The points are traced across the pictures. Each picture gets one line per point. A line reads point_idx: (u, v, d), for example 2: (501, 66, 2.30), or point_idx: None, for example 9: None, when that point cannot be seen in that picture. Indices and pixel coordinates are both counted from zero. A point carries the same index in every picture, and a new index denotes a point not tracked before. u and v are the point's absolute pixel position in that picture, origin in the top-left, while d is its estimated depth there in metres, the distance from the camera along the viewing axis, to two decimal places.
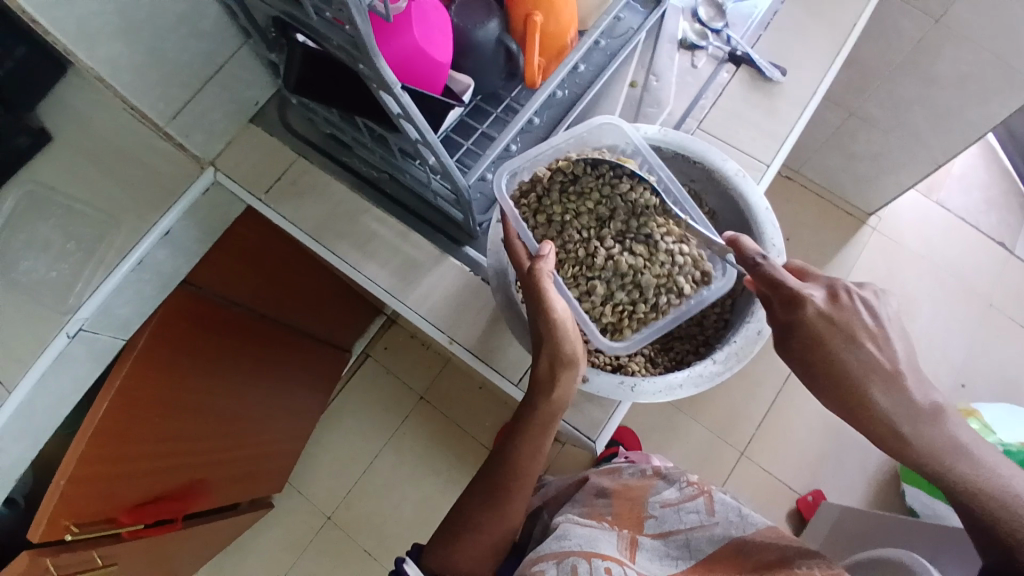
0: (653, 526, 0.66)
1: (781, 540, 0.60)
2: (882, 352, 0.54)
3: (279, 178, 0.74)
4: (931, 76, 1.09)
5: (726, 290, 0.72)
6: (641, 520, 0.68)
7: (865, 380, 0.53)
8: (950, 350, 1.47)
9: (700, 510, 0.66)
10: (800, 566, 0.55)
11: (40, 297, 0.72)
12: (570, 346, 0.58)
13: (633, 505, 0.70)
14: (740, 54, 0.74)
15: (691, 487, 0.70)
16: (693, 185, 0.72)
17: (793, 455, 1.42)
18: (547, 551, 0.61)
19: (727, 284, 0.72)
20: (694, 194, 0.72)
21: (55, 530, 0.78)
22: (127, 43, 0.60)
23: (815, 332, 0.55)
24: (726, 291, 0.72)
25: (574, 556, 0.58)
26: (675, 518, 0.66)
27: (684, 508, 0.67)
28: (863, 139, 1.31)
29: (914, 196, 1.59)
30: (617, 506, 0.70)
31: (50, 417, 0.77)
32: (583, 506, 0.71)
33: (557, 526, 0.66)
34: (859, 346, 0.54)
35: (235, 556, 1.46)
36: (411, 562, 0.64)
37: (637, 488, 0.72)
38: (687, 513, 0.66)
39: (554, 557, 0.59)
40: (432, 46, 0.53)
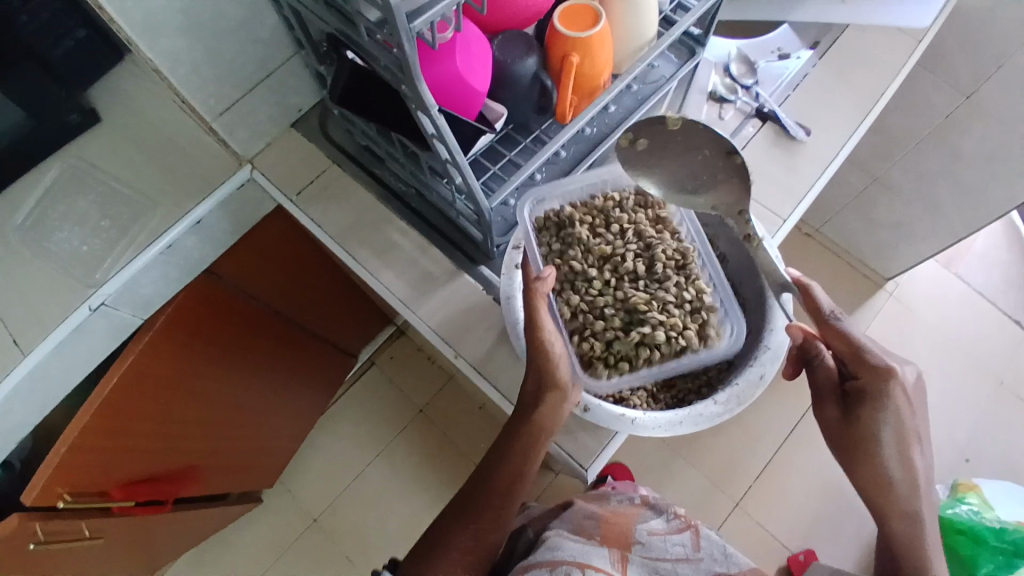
0: (640, 548, 0.67)
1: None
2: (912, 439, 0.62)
3: (311, 182, 0.77)
4: (957, 152, 1.11)
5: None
6: (630, 542, 0.67)
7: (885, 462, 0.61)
8: (956, 424, 1.45)
9: (684, 544, 0.68)
10: None
11: (72, 268, 0.75)
12: (557, 365, 0.62)
13: (622, 528, 0.70)
14: (767, 111, 0.77)
15: (676, 520, 0.72)
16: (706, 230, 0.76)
17: (788, 513, 1.41)
18: (540, 559, 0.62)
19: None
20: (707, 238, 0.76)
21: (49, 496, 0.80)
22: (188, 40, 0.63)
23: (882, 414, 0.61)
24: None
25: (568, 565, 0.60)
26: (661, 546, 0.68)
27: (669, 538, 0.69)
28: (885, 206, 1.32)
29: (933, 267, 1.59)
30: (605, 529, 0.69)
31: (62, 384, 0.80)
32: (572, 525, 0.70)
33: (546, 539, 0.67)
34: (898, 420, 0.61)
35: (217, 548, 1.46)
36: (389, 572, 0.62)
37: (625, 514, 0.73)
38: (673, 543, 0.68)
39: (547, 565, 0.60)
40: (471, 75, 0.56)
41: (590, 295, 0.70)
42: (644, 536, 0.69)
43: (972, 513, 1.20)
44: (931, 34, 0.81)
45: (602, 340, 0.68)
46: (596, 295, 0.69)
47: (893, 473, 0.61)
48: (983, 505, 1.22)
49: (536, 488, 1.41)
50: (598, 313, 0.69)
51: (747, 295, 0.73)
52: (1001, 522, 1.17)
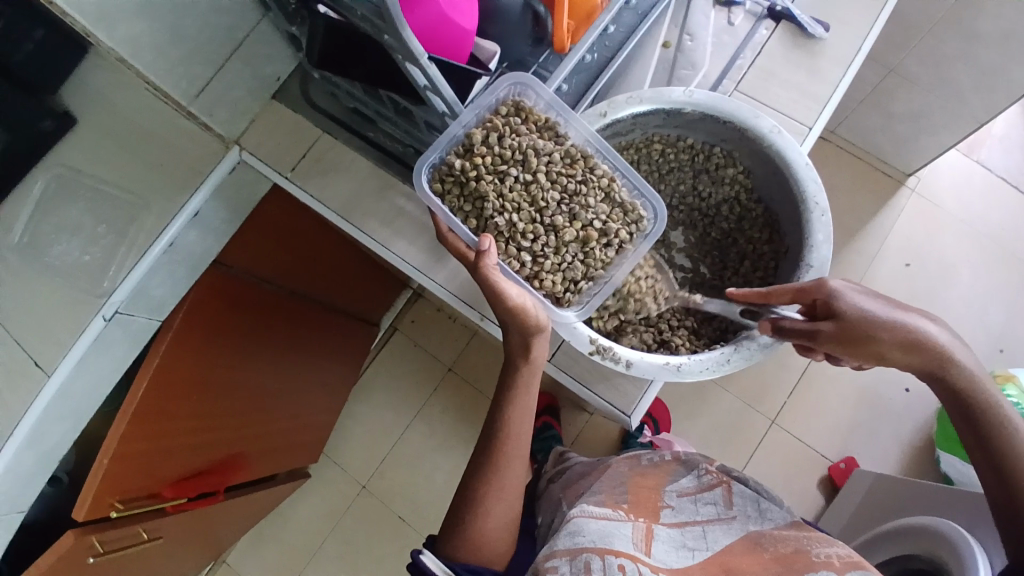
0: (669, 513, 0.66)
1: (798, 532, 0.62)
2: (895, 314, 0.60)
3: (304, 155, 0.73)
4: (975, 35, 1.03)
5: (769, 252, 0.73)
6: (658, 509, 0.66)
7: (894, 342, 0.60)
8: (988, 315, 1.42)
9: (716, 501, 0.67)
10: (817, 555, 0.58)
11: (76, 281, 0.73)
12: (537, 319, 0.58)
13: (650, 492, 0.68)
14: (780, 10, 0.70)
15: (706, 474, 0.69)
16: (724, 145, 0.70)
17: (825, 423, 1.40)
18: (561, 547, 0.61)
19: (771, 246, 0.73)
20: (727, 154, 0.71)
21: (101, 507, 0.81)
22: (144, 22, 0.58)
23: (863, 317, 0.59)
24: (769, 253, 0.73)
25: (588, 553, 0.59)
26: (691, 507, 0.66)
27: (699, 495, 0.67)
28: (905, 99, 1.24)
29: (955, 156, 1.51)
30: (634, 494, 0.68)
31: (92, 396, 0.79)
32: (599, 494, 0.68)
33: (569, 518, 0.65)
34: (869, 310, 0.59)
35: (274, 523, 1.50)
36: (429, 552, 0.63)
37: (654, 474, 0.71)
38: (703, 500, 0.67)
39: (568, 554, 0.60)
40: (457, 13, 0.51)
41: (526, 237, 0.61)
42: (672, 499, 0.67)
43: None
44: None
45: (556, 272, 0.62)
46: (536, 239, 0.61)
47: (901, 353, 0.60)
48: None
49: (572, 431, 1.41)
50: (541, 250, 0.62)
51: (781, 214, 0.70)
52: None
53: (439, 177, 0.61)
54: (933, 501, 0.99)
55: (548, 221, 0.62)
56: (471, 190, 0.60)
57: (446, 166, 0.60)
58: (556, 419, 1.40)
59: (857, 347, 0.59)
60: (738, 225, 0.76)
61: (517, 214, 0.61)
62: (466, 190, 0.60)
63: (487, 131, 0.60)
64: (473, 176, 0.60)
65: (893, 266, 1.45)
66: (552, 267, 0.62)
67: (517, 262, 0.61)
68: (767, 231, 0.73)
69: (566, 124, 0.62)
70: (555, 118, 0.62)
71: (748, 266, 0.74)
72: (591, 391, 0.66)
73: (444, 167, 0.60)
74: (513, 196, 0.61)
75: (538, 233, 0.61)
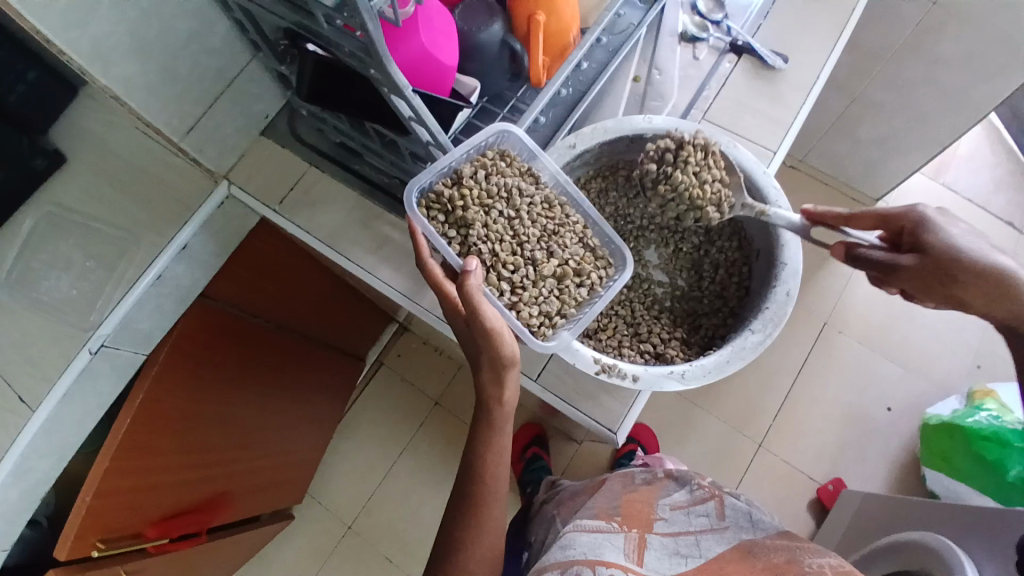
0: (663, 524, 0.67)
1: (790, 542, 0.62)
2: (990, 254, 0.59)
3: (292, 188, 0.75)
4: (936, 58, 1.09)
5: (740, 257, 0.75)
6: (651, 521, 0.68)
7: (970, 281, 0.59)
8: (963, 332, 1.47)
9: (709, 514, 0.67)
10: (810, 565, 0.58)
11: (64, 316, 0.74)
12: (512, 351, 0.57)
13: (643, 506, 0.70)
14: (742, 44, 0.75)
15: (700, 489, 0.71)
16: None
17: (813, 445, 1.41)
18: (552, 560, 0.62)
19: (739, 253, 0.75)
20: None
21: (84, 546, 0.79)
22: (141, 62, 0.60)
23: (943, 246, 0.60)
24: (740, 260, 0.75)
25: (579, 565, 0.59)
26: (685, 519, 0.68)
27: (693, 509, 0.69)
28: (870, 124, 1.31)
29: (921, 179, 1.58)
30: (626, 508, 0.70)
31: (76, 432, 0.78)
32: (592, 509, 0.70)
33: (565, 533, 0.67)
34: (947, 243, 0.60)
35: (258, 568, 1.46)
36: None
37: (650, 489, 0.73)
38: (696, 513, 0.68)
39: (559, 567, 0.60)
40: (440, 50, 0.54)
41: (507, 268, 0.63)
42: (666, 511, 0.69)
43: (993, 417, 1.20)
44: None
45: (534, 304, 0.63)
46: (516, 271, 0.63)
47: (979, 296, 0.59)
48: (1001, 408, 1.23)
49: (562, 460, 1.41)
50: (520, 282, 0.63)
51: (746, 222, 0.73)
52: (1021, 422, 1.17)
53: (427, 204, 0.62)
54: (925, 513, 1.00)
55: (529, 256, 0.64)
56: (456, 219, 0.62)
57: (436, 194, 0.61)
58: (545, 450, 1.40)
59: (933, 287, 0.60)
60: (706, 239, 0.78)
61: (499, 244, 0.63)
62: (452, 219, 0.62)
63: (476, 166, 0.62)
64: (460, 206, 0.62)
65: (867, 287, 1.50)
66: (531, 299, 0.63)
67: (496, 291, 0.62)
68: (734, 239, 0.76)
69: (543, 172, 0.67)
70: (534, 166, 0.66)
71: (722, 274, 0.76)
72: (580, 412, 0.67)
73: (432, 196, 0.62)
74: (497, 230, 0.63)
75: (519, 269, 0.63)
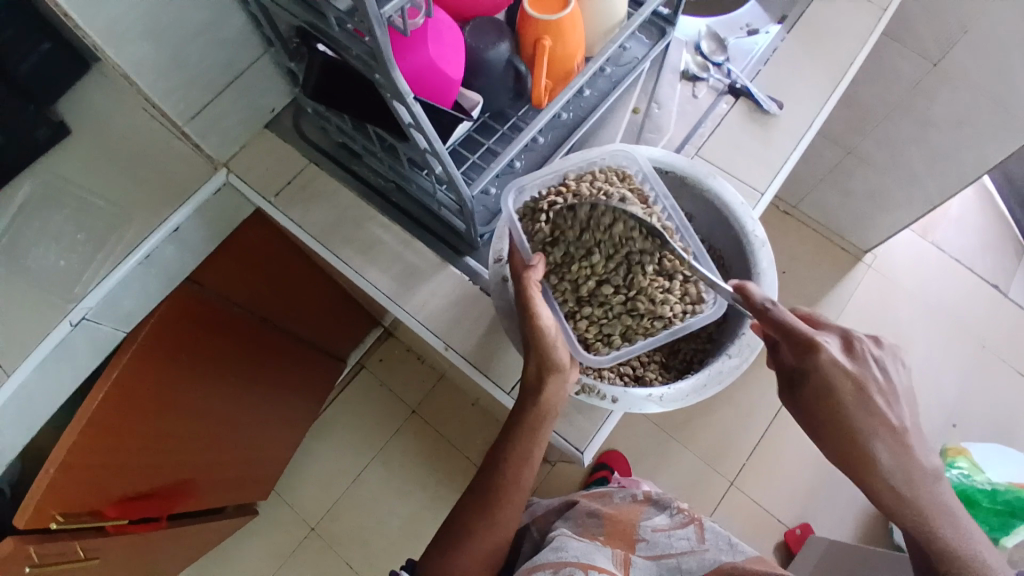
0: (644, 546, 0.69)
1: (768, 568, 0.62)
2: (887, 403, 0.57)
3: (289, 182, 0.76)
4: (928, 120, 1.13)
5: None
6: (633, 541, 0.69)
7: (862, 428, 0.56)
8: (940, 387, 1.48)
9: (689, 539, 0.69)
10: None
11: (49, 285, 0.74)
12: (560, 356, 0.60)
13: (625, 526, 0.72)
14: (740, 87, 0.77)
15: (679, 516, 0.73)
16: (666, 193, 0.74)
17: (783, 488, 1.42)
18: (545, 560, 0.62)
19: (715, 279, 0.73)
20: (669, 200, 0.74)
21: (41, 518, 0.79)
22: (155, 46, 0.62)
23: (827, 378, 0.56)
24: None
25: (572, 566, 0.60)
26: (664, 542, 0.69)
27: (673, 533, 0.70)
28: (860, 177, 1.34)
29: (909, 236, 1.61)
30: (608, 527, 0.71)
31: (47, 403, 0.78)
32: (574, 525, 0.71)
33: (552, 539, 0.67)
34: (844, 382, 0.56)
35: (217, 563, 1.44)
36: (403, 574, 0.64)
37: (631, 514, 0.74)
38: (676, 536, 0.70)
39: (551, 567, 0.61)
40: (445, 62, 0.55)
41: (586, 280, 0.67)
42: (648, 533, 0.71)
43: (963, 476, 1.22)
44: (896, 3, 0.82)
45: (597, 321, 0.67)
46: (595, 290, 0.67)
47: (879, 454, 0.56)
48: (972, 467, 1.25)
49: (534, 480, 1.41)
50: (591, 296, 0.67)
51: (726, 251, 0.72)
52: (992, 483, 1.20)
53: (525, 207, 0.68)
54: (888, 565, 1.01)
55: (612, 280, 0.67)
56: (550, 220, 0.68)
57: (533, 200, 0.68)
58: None
59: (825, 421, 0.57)
60: None
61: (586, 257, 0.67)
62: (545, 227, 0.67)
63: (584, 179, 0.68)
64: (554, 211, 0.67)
65: None
66: (597, 316, 0.67)
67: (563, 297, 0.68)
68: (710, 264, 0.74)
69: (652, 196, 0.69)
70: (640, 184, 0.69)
71: None
72: (550, 429, 0.67)
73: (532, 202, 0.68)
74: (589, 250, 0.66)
75: (599, 288, 0.67)
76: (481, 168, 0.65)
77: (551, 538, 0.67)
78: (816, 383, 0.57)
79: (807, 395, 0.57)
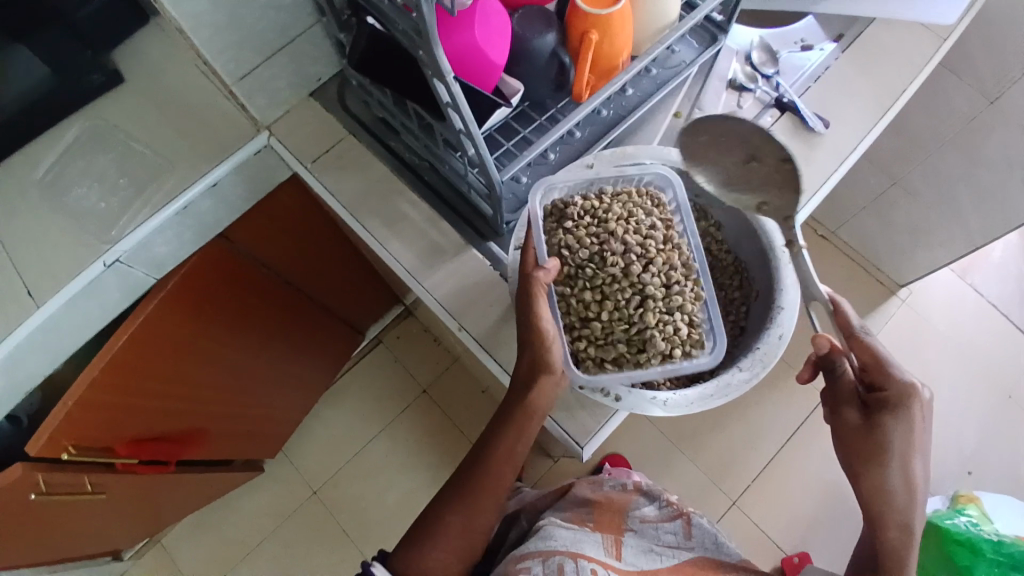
0: (631, 536, 0.68)
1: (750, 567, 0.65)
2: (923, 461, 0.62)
3: (327, 150, 0.78)
4: (979, 156, 1.09)
5: (738, 297, 0.73)
6: (621, 531, 0.69)
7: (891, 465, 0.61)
8: (960, 433, 1.44)
9: (673, 535, 0.68)
10: None
11: (88, 224, 0.76)
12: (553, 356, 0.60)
13: (613, 517, 0.71)
14: (786, 101, 0.76)
15: (666, 508, 0.71)
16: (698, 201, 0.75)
17: (785, 515, 1.40)
18: (532, 549, 0.64)
19: (739, 291, 0.73)
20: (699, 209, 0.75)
21: (54, 448, 0.83)
22: (212, 3, 0.63)
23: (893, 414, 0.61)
24: (739, 298, 0.73)
25: (561, 556, 0.62)
26: (649, 536, 0.68)
27: (658, 527, 0.69)
28: (903, 210, 1.31)
29: (948, 275, 1.56)
30: (598, 515, 0.71)
31: (74, 338, 0.81)
32: (564, 512, 0.72)
33: (539, 527, 0.69)
34: (907, 425, 0.60)
35: (219, 513, 1.48)
36: (377, 565, 0.63)
37: (618, 502, 0.73)
38: (660, 530, 0.69)
39: (540, 556, 0.63)
40: (489, 46, 0.56)
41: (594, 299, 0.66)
42: (634, 524, 0.70)
43: (971, 524, 1.19)
44: (957, 32, 0.80)
45: (595, 342, 0.66)
46: (606, 305, 0.66)
47: (893, 489, 0.61)
48: (982, 517, 1.21)
49: (535, 473, 1.42)
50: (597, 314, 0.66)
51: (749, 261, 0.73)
52: (999, 535, 1.16)
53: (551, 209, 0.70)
54: None
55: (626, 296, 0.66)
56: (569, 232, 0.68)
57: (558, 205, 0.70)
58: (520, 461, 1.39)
59: (866, 445, 0.62)
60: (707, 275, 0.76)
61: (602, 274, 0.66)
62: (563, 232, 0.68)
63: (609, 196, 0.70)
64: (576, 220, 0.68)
65: None
66: (598, 333, 0.66)
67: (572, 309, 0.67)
68: (737, 279, 0.74)
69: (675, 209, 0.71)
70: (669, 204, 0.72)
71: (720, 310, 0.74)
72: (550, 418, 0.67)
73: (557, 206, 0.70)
74: (606, 263, 0.67)
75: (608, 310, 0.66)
76: (514, 156, 0.65)
77: (540, 526, 0.69)
78: (884, 415, 0.61)
79: (879, 425, 0.61)
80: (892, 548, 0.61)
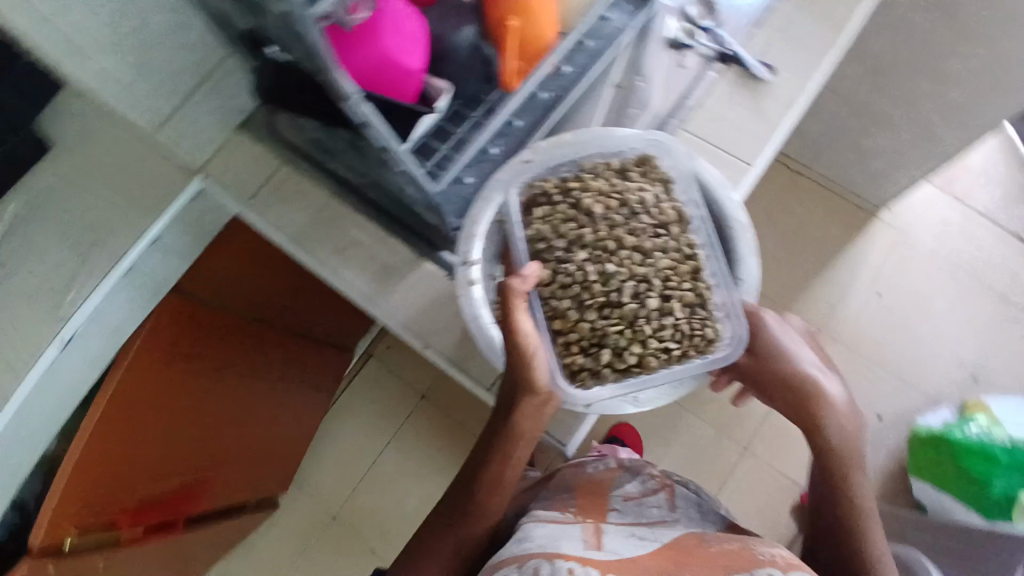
0: (621, 511, 0.68)
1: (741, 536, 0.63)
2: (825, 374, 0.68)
3: (262, 185, 0.75)
4: (943, 72, 1.06)
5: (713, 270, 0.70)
6: (605, 512, 0.68)
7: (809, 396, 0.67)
8: (960, 347, 1.43)
9: (660, 507, 0.70)
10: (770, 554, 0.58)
11: (36, 303, 0.73)
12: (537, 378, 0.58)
13: (596, 500, 0.70)
14: (729, 53, 0.73)
15: (647, 483, 0.73)
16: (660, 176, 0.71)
17: (802, 454, 1.40)
18: (509, 555, 0.59)
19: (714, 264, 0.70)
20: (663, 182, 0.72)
21: (55, 536, 0.80)
22: (111, 52, 0.59)
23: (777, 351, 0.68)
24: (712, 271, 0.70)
25: (537, 559, 0.57)
26: (640, 507, 0.69)
27: (647, 500, 0.70)
28: (876, 134, 1.28)
29: (929, 189, 1.54)
30: (580, 501, 0.70)
31: (48, 420, 0.79)
32: (548, 504, 0.70)
33: (519, 528, 0.65)
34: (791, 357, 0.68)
35: (241, 553, 1.47)
36: None
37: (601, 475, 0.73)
38: (649, 503, 0.70)
39: (516, 562, 0.58)
40: (404, 54, 0.53)
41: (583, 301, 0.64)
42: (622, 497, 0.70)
43: (981, 433, 1.18)
44: None
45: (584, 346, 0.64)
46: (588, 308, 0.64)
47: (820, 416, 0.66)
48: (991, 422, 1.20)
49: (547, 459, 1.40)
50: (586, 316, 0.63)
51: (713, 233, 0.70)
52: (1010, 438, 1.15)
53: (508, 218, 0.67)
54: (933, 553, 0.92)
55: (609, 295, 0.64)
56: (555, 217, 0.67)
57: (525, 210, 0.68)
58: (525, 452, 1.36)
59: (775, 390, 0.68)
60: None
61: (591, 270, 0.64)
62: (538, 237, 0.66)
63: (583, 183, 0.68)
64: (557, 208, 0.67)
65: (866, 297, 1.47)
66: (583, 344, 0.64)
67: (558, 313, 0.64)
68: None
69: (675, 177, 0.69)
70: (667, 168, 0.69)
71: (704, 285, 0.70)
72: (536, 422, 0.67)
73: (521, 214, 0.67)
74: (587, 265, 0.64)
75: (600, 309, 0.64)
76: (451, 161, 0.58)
77: (519, 525, 0.66)
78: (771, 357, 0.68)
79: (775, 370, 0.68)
80: (833, 447, 0.66)
